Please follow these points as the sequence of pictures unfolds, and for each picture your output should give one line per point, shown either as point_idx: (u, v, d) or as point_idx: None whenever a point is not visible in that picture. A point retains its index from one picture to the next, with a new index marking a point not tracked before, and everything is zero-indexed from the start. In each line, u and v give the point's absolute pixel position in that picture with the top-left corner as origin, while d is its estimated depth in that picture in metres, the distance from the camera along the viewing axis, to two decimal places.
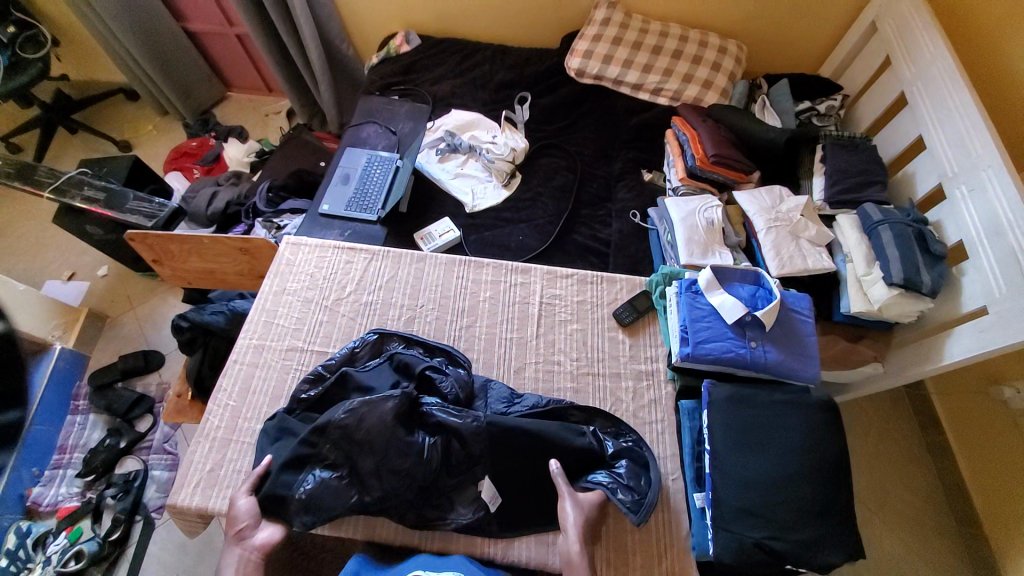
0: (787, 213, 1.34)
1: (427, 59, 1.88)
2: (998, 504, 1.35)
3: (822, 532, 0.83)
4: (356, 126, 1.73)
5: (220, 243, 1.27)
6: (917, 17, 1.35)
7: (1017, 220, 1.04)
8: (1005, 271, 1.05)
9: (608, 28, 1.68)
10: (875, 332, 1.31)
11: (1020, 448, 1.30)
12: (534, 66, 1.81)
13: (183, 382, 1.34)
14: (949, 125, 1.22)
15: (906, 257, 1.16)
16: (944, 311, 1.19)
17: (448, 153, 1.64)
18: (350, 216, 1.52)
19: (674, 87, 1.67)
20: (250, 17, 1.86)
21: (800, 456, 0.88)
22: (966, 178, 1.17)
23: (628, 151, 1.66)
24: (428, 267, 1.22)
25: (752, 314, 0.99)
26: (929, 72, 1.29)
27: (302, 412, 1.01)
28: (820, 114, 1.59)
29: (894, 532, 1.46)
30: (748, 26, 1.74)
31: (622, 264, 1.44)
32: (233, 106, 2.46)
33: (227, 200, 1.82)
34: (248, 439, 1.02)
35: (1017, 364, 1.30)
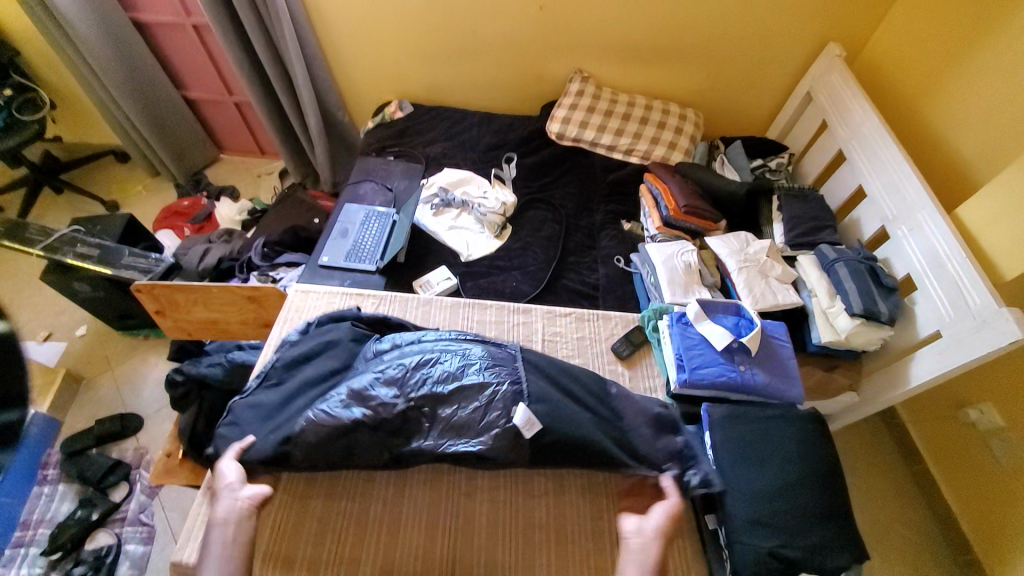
0: (755, 255, 1.49)
1: (419, 124, 2.04)
2: (986, 526, 1.42)
3: (823, 537, 0.88)
4: (353, 184, 1.84)
5: (227, 293, 1.31)
6: (846, 89, 1.61)
7: (953, 253, 1.21)
8: (950, 298, 1.20)
9: (583, 98, 1.90)
10: (846, 361, 1.43)
11: (996, 468, 1.40)
12: (519, 130, 2.00)
13: (174, 441, 1.35)
14: (883, 176, 1.43)
15: (863, 289, 1.31)
16: (903, 338, 1.33)
17: (442, 208, 1.74)
18: (350, 267, 1.57)
19: (643, 148, 1.87)
20: (253, 87, 2.00)
21: (801, 468, 0.94)
22: (904, 220, 1.35)
23: (608, 204, 1.81)
24: (433, 309, 1.28)
25: (738, 340, 1.08)
26: (860, 133, 1.53)
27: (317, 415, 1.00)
28: (771, 170, 1.80)
29: (894, 564, 1.50)
30: (704, 97, 2.00)
31: (611, 305, 1.54)
32: (225, 167, 2.54)
33: (220, 256, 1.85)
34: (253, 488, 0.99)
35: (979, 388, 1.44)
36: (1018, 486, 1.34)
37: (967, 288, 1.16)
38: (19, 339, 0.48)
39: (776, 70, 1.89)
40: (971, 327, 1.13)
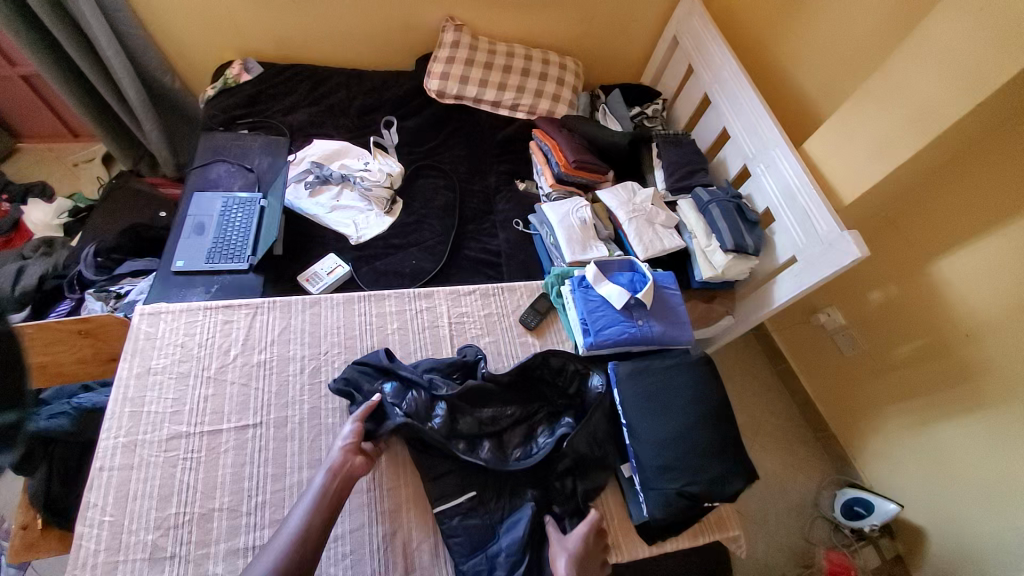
0: (641, 203, 1.55)
1: (274, 88, 1.75)
2: (835, 406, 1.76)
3: (726, 466, 0.99)
4: (201, 167, 1.55)
5: (48, 330, 1.06)
6: (707, 32, 1.67)
7: (802, 187, 1.36)
8: (801, 227, 1.37)
9: (458, 50, 1.76)
10: (723, 292, 1.60)
11: (842, 359, 1.70)
12: (394, 89, 1.81)
13: (28, 510, 1.10)
14: (742, 119, 1.55)
15: (732, 228, 1.43)
16: (766, 266, 1.50)
17: (319, 185, 1.55)
18: (216, 269, 1.35)
19: (528, 102, 1.81)
20: (36, 52, 1.53)
21: (698, 405, 1.04)
22: (762, 158, 1.49)
23: (500, 165, 1.76)
24: (323, 310, 1.17)
25: (635, 296, 1.14)
26: (721, 77, 1.62)
27: (233, 459, 0.98)
28: (649, 117, 1.86)
29: (770, 449, 1.80)
30: (581, 43, 1.97)
31: (515, 271, 1.52)
32: (21, 158, 1.99)
33: (41, 273, 1.47)
34: (137, 555, 0.87)
35: (827, 297, 1.72)
36: (860, 368, 1.65)
37: (813, 218, 1.33)
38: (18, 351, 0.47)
39: (644, 14, 1.90)
40: (821, 250, 1.30)
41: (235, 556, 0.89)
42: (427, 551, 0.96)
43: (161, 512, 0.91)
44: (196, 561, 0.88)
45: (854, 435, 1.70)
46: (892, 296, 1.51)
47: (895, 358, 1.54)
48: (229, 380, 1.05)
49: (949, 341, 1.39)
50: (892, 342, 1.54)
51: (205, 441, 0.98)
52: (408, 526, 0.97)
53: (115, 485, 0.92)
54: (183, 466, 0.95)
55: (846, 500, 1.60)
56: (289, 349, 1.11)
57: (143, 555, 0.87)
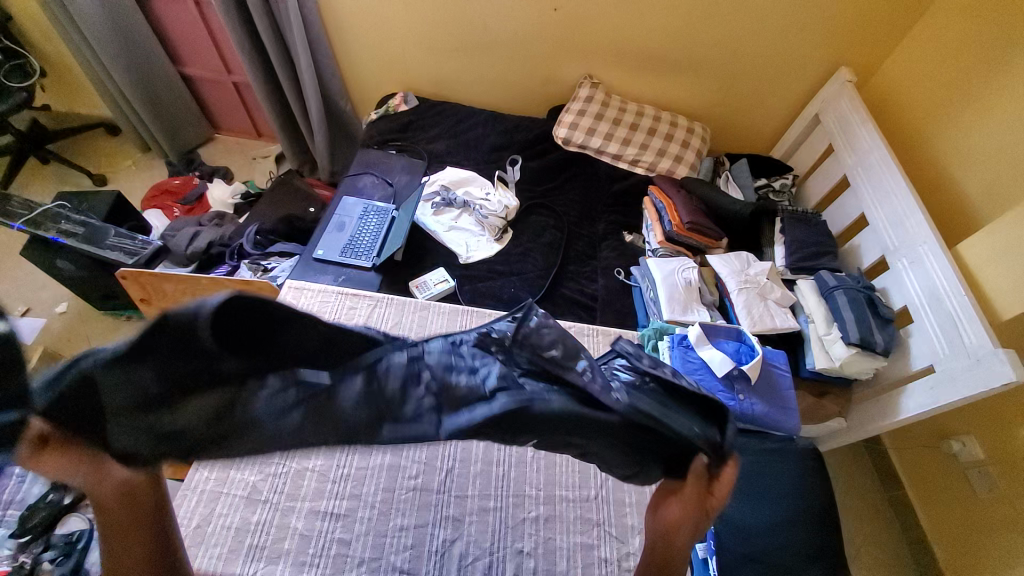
0: (756, 276, 1.48)
1: (423, 119, 2.00)
2: (956, 556, 1.46)
3: (818, 574, 0.89)
4: (353, 176, 1.80)
5: (217, 285, 1.29)
6: (855, 114, 1.60)
7: (952, 289, 1.20)
8: (946, 334, 1.20)
9: (591, 105, 1.87)
10: (838, 388, 1.44)
11: (973, 500, 1.42)
12: (524, 132, 1.97)
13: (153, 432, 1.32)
14: (886, 205, 1.44)
15: (860, 319, 1.30)
16: (896, 369, 1.33)
17: (443, 207, 1.71)
18: (345, 262, 1.53)
19: (649, 160, 1.85)
20: (253, 67, 1.94)
21: (795, 502, 0.96)
22: (904, 252, 1.35)
23: (611, 215, 1.80)
24: (433, 315, 1.27)
25: (739, 367, 1.07)
26: (866, 160, 1.53)
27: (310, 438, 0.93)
28: (775, 191, 1.79)
29: None
30: (712, 111, 1.99)
31: (608, 318, 1.52)
32: (218, 147, 2.47)
33: (210, 240, 1.79)
34: (238, 492, 0.99)
35: (959, 420, 1.46)
36: (992, 517, 1.37)
37: (963, 326, 1.16)
38: (18, 340, 0.49)
39: (785, 90, 1.88)
40: (964, 365, 1.13)
41: (314, 518, 0.97)
42: (474, 555, 0.97)
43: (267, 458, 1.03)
44: (281, 512, 0.97)
45: None
46: None
47: None
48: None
49: None
50: None
51: None
52: (468, 537, 0.98)
53: None
54: None
55: None
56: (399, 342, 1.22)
57: (242, 493, 0.98)
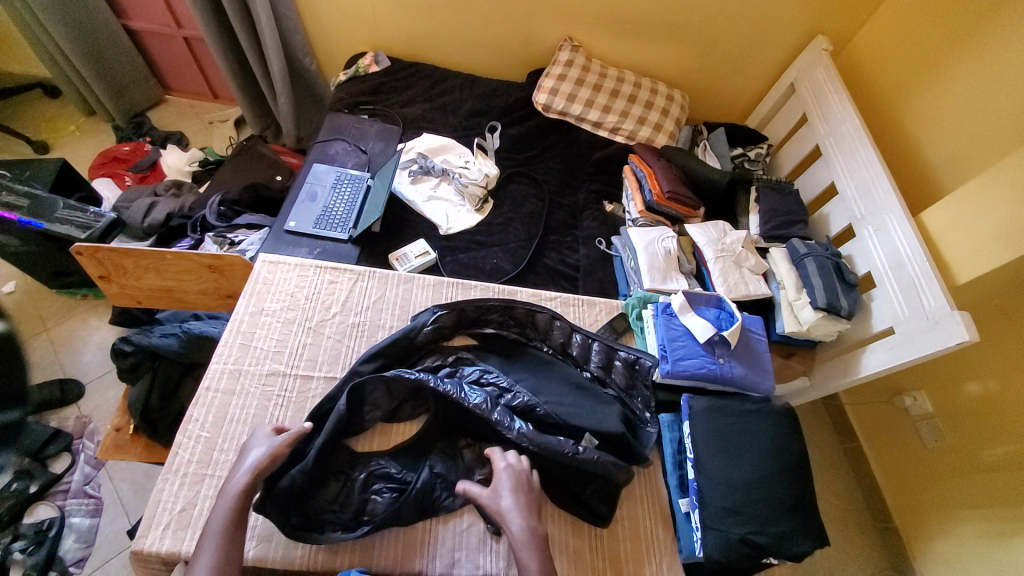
0: (731, 244, 1.52)
1: (396, 82, 1.90)
2: (906, 499, 1.61)
3: (794, 524, 0.93)
4: (322, 142, 1.71)
5: (183, 260, 1.22)
6: (830, 84, 1.63)
7: (915, 257, 1.27)
8: (907, 299, 1.28)
9: (571, 69, 1.82)
10: (803, 349, 1.54)
11: (922, 449, 1.56)
12: (503, 97, 1.90)
13: (123, 415, 1.25)
14: (856, 175, 1.48)
15: (828, 285, 1.37)
16: (859, 332, 1.41)
17: (421, 175, 1.65)
18: (320, 234, 1.48)
19: (630, 128, 1.83)
20: (207, 21, 1.77)
21: (772, 458, 0.99)
22: (871, 221, 1.41)
23: (591, 183, 1.79)
24: (416, 286, 1.25)
25: (720, 333, 1.12)
26: (838, 130, 1.56)
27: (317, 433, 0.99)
28: (751, 160, 1.82)
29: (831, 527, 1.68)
30: (691, 78, 1.98)
31: (591, 287, 1.53)
32: (171, 111, 2.28)
33: (168, 211, 1.68)
34: (223, 472, 0.97)
35: (914, 378, 1.59)
36: (941, 464, 1.51)
37: (923, 290, 1.24)
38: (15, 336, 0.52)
39: (763, 58, 1.88)
40: (924, 328, 1.21)
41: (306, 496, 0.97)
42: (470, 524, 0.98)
43: (251, 437, 1.00)
44: None
45: (920, 536, 1.56)
46: (993, 391, 1.38)
47: (982, 460, 1.40)
48: (327, 335, 1.14)
49: None
50: (988, 441, 1.38)
51: (294, 385, 1.07)
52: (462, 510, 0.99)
53: (210, 404, 1.03)
54: (274, 400, 1.05)
55: None
56: (383, 315, 1.19)
57: (228, 473, 0.96)
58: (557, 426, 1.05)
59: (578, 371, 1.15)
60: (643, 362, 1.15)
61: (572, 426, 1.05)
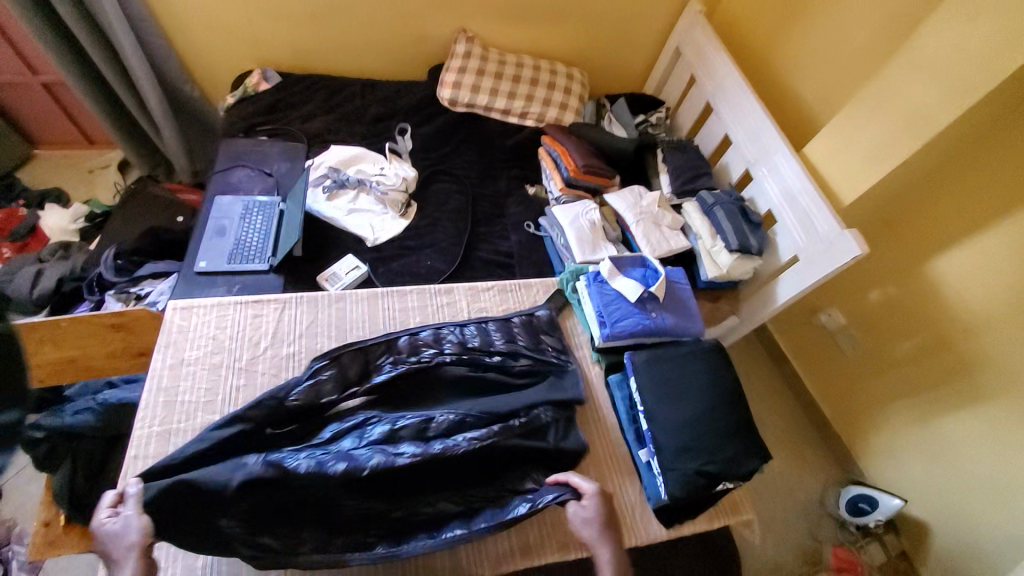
0: (648, 206, 1.61)
1: (292, 97, 1.80)
2: (841, 406, 1.80)
3: (740, 445, 1.02)
4: (221, 172, 1.60)
5: (83, 324, 1.11)
6: (709, 43, 1.75)
7: (803, 189, 1.42)
8: (803, 227, 1.42)
9: (470, 61, 1.83)
10: (729, 292, 1.65)
11: (846, 358, 1.75)
12: (406, 97, 1.87)
13: (50, 507, 1.13)
14: (744, 124, 1.61)
15: (736, 228, 1.49)
16: (769, 265, 1.55)
17: (337, 189, 1.60)
18: (237, 269, 1.40)
19: (537, 110, 1.87)
20: (62, 58, 1.58)
21: (712, 392, 1.08)
22: (762, 163, 1.55)
23: (510, 170, 1.82)
24: (314, 309, 1.19)
25: (648, 289, 1.19)
26: (722, 85, 1.69)
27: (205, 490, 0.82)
28: (653, 125, 1.93)
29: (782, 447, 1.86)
30: (586, 54, 2.05)
31: (527, 271, 1.56)
32: (39, 164, 2.04)
33: (59, 275, 1.51)
34: None
35: (827, 295, 1.77)
36: (863, 367, 1.70)
37: (814, 216, 1.38)
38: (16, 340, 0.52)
39: (647, 28, 1.99)
40: (821, 249, 1.36)
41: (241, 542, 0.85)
42: None
43: None
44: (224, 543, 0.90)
45: (856, 434, 1.75)
46: (891, 296, 1.57)
47: (895, 356, 1.60)
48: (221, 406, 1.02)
49: (954, 341, 1.44)
50: (895, 340, 1.59)
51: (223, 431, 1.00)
52: None
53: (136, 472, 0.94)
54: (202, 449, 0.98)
55: (850, 497, 1.63)
56: (315, 342, 1.15)
57: None
58: (492, 421, 1.03)
59: (487, 357, 1.13)
60: (539, 315, 1.24)
61: (506, 414, 1.05)
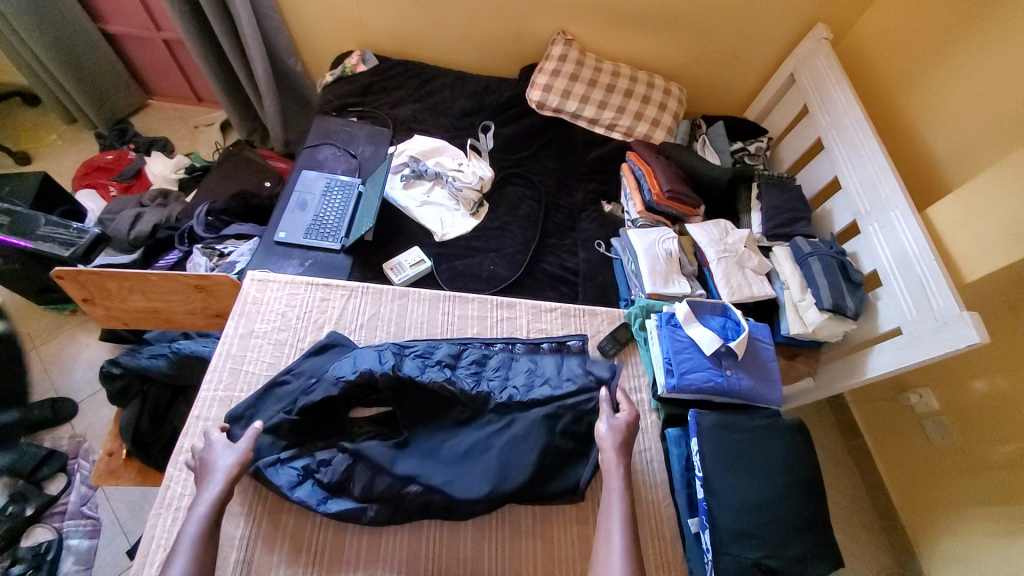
0: (734, 245, 1.48)
1: (385, 81, 1.84)
2: (911, 496, 1.60)
3: (808, 545, 0.92)
4: (311, 148, 1.65)
5: (169, 281, 1.18)
6: (831, 74, 1.57)
7: (922, 256, 1.24)
8: (914, 298, 1.25)
9: (565, 64, 1.76)
10: (808, 350, 1.51)
11: (929, 447, 1.55)
12: (495, 95, 1.85)
13: (115, 439, 1.23)
14: (860, 171, 1.44)
15: (834, 285, 1.33)
16: (864, 332, 1.39)
17: (413, 179, 1.61)
18: (311, 245, 1.44)
19: (626, 124, 1.78)
20: (185, 22, 1.69)
21: (785, 476, 0.98)
22: (876, 217, 1.38)
23: (589, 183, 1.74)
24: (349, 306, 1.20)
25: (726, 344, 1.09)
26: (841, 123, 1.52)
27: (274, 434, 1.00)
28: (751, 154, 1.77)
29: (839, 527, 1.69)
30: (689, 70, 1.92)
31: (591, 292, 1.49)
32: (155, 115, 2.22)
33: (155, 223, 1.63)
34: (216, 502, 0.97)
35: (921, 373, 1.57)
36: (947, 461, 1.50)
37: (930, 288, 1.21)
38: None
39: (761, 49, 1.83)
40: (932, 328, 1.18)
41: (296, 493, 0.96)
42: (472, 544, 0.98)
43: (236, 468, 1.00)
44: (263, 521, 0.95)
45: (926, 529, 1.56)
46: (998, 389, 1.37)
47: (988, 458, 1.39)
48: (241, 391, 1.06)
49: None
50: (990, 439, 1.39)
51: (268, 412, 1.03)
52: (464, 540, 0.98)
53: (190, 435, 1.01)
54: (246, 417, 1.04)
55: None
56: (368, 336, 1.17)
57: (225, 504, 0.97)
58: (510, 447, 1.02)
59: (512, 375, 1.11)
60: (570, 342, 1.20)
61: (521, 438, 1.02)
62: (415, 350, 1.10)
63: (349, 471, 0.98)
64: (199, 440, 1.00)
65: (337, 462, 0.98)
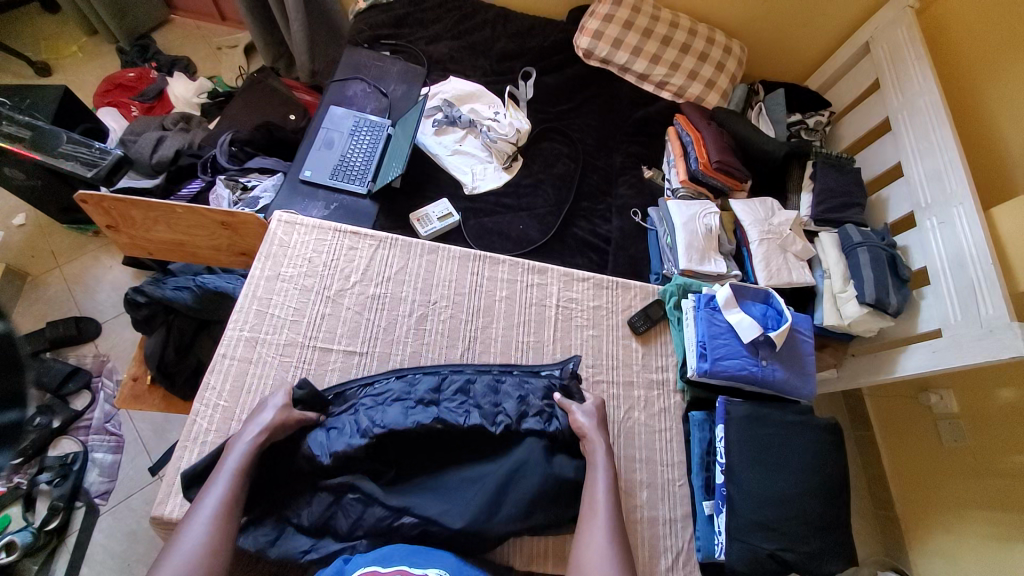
0: (778, 227, 1.40)
1: (421, 13, 1.70)
2: (913, 494, 1.61)
3: (827, 542, 0.92)
4: (340, 81, 1.56)
5: (195, 214, 1.15)
6: (911, 47, 1.42)
7: (979, 257, 1.16)
8: (962, 302, 1.18)
9: (619, 10, 1.61)
10: (839, 342, 1.46)
11: (938, 449, 1.54)
12: (539, 38, 1.70)
13: (140, 365, 1.25)
14: (927, 159, 1.32)
15: (879, 279, 1.26)
16: (902, 330, 1.33)
17: (446, 125, 1.52)
18: (337, 187, 1.39)
19: (678, 83, 1.65)
20: None
21: (809, 473, 0.96)
22: (937, 211, 1.28)
23: (630, 145, 1.63)
24: (339, 313, 1.10)
25: (765, 333, 1.05)
26: (915, 104, 1.38)
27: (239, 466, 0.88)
28: (808, 129, 1.64)
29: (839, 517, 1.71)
30: (753, 27, 1.75)
31: (621, 262, 1.44)
32: (176, 32, 2.10)
33: (177, 149, 1.57)
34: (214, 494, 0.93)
35: (946, 377, 1.52)
36: (957, 464, 1.48)
37: (983, 292, 1.14)
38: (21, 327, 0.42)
39: (838, 10, 1.64)
40: (978, 335, 1.12)
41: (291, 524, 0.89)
42: None
43: None
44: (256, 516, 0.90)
45: (921, 526, 1.57)
46: None
47: (1001, 467, 1.37)
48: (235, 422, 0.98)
49: None
50: (1006, 449, 1.36)
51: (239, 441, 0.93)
52: None
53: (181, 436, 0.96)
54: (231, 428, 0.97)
55: None
56: (355, 350, 1.08)
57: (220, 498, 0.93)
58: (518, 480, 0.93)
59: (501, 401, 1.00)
60: (567, 365, 1.10)
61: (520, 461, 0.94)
62: (391, 395, 0.98)
63: (331, 509, 0.89)
64: (225, 378, 1.01)
65: (318, 503, 0.89)
